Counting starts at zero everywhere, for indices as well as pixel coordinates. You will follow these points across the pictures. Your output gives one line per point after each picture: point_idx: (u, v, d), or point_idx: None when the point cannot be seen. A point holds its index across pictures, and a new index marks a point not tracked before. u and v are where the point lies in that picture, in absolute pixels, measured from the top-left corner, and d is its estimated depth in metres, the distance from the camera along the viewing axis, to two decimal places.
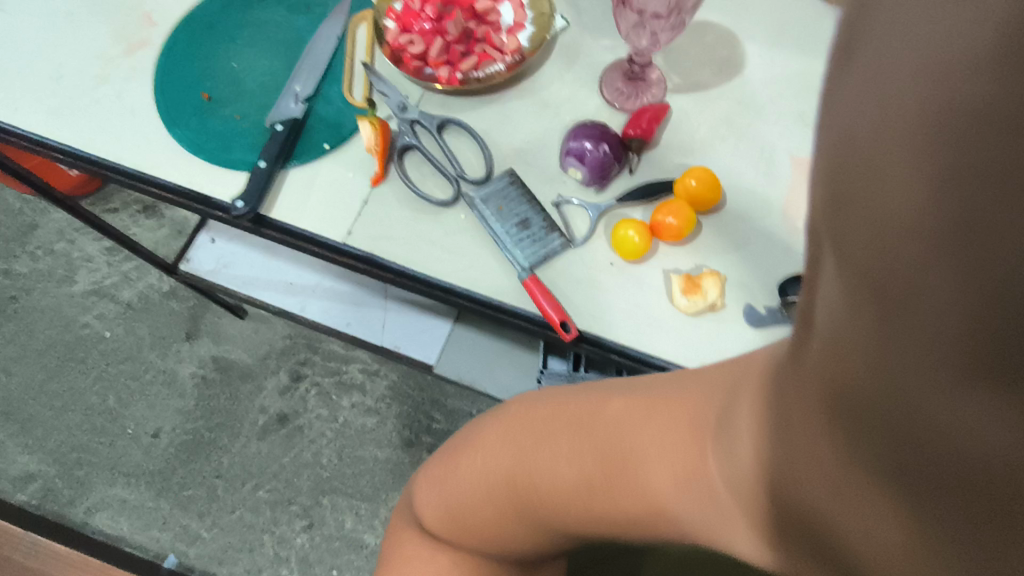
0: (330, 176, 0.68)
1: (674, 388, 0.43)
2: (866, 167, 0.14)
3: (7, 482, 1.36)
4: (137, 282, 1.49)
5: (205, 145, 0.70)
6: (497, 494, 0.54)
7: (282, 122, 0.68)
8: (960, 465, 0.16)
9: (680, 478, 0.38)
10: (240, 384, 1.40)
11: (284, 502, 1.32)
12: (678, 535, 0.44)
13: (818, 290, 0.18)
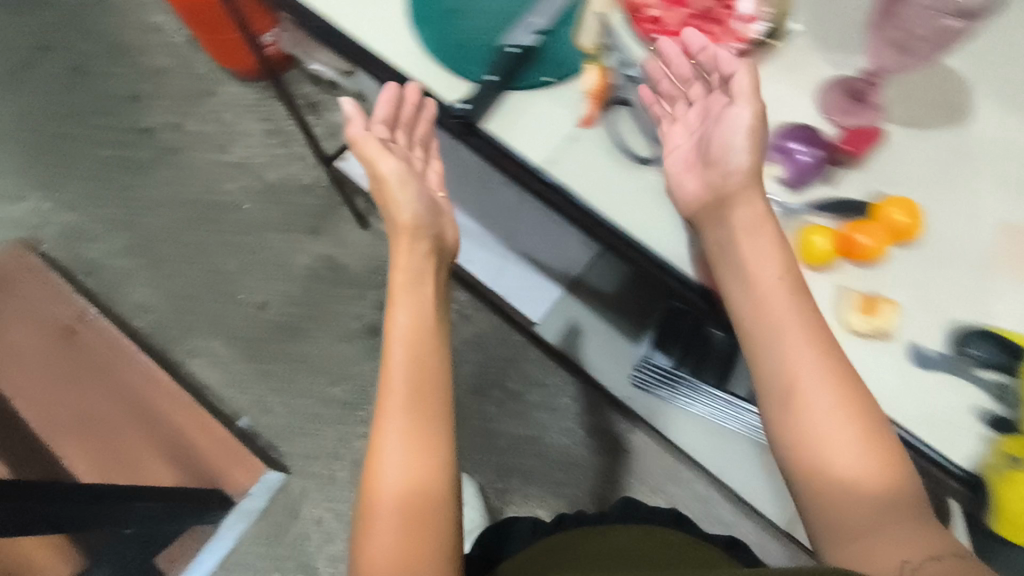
0: (544, 110, 0.73)
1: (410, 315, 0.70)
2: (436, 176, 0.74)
3: (125, 307, 1.48)
4: (282, 168, 1.60)
5: (449, 51, 0.76)
6: (424, 507, 0.59)
7: (515, 45, 0.73)
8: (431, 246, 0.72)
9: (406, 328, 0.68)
10: (346, 287, 1.49)
11: (354, 406, 1.39)
12: (407, 375, 0.63)
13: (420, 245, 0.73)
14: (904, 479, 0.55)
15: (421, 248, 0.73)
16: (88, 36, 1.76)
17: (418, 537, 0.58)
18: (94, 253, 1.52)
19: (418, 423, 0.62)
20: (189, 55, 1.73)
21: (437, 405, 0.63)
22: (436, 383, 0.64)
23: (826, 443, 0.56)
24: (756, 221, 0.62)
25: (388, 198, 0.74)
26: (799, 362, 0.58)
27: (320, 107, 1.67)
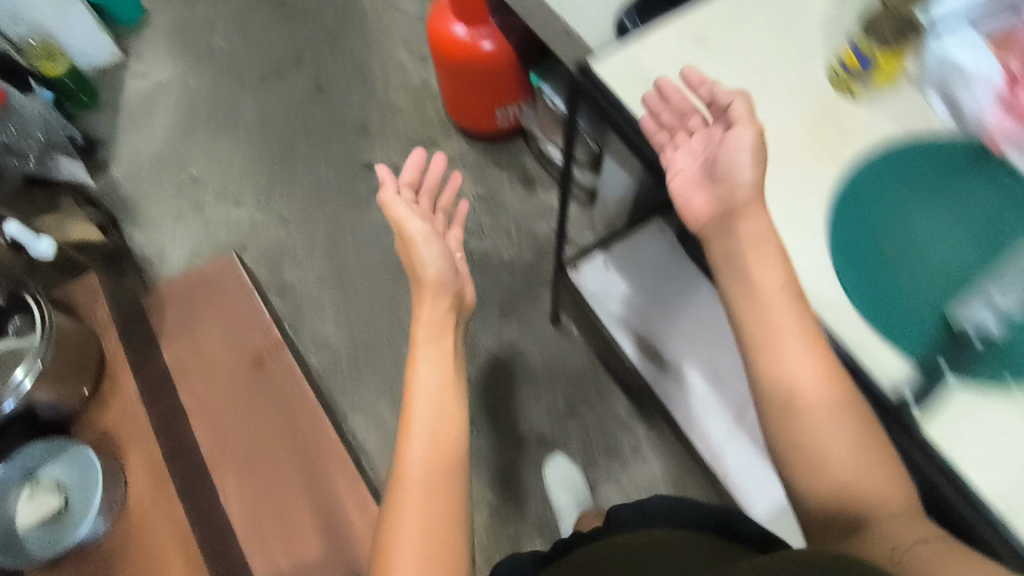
0: (994, 417, 0.63)
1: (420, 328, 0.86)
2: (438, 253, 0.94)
3: (306, 339, 1.46)
4: (486, 238, 1.56)
5: (876, 305, 0.69)
6: (442, 490, 0.70)
7: (976, 333, 0.66)
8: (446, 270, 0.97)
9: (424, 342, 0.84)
10: (522, 384, 1.41)
11: (504, 517, 1.30)
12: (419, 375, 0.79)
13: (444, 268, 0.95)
14: (899, 489, 0.59)
15: (442, 302, 0.90)
16: (338, 61, 1.81)
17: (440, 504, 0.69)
18: (292, 276, 1.53)
19: (438, 433, 0.74)
20: (424, 102, 1.74)
21: (451, 417, 0.76)
22: (451, 410, 0.77)
23: (824, 452, 0.60)
24: (763, 232, 0.67)
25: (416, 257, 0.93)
26: (799, 377, 0.63)
27: (536, 183, 1.61)
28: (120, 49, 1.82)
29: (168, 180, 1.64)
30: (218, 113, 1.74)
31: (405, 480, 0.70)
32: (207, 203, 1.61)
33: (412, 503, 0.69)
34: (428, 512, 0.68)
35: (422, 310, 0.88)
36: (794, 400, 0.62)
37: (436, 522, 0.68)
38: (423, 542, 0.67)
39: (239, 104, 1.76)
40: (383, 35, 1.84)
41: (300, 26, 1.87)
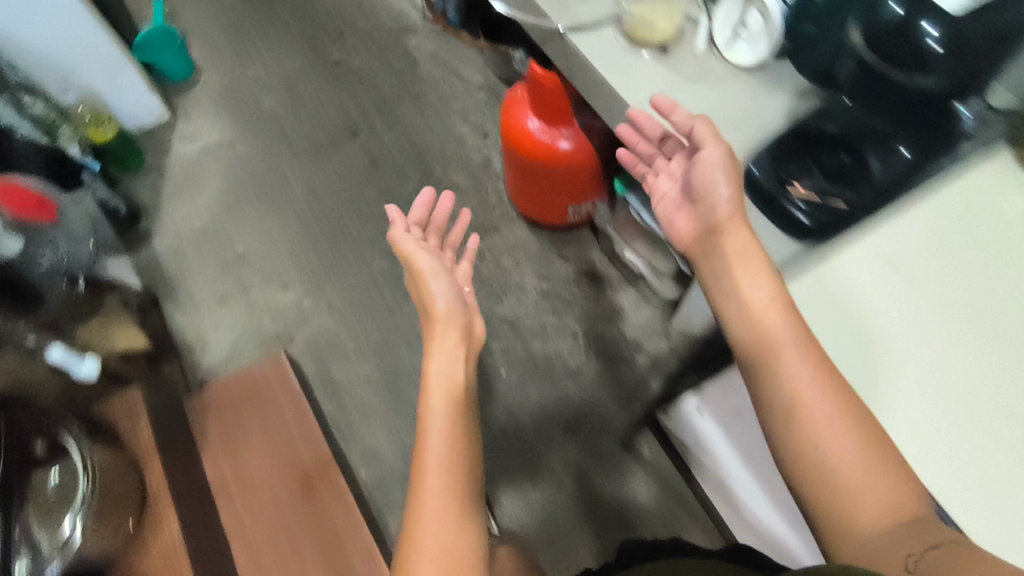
0: None
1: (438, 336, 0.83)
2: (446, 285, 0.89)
3: (355, 448, 1.36)
4: (551, 341, 1.45)
5: None
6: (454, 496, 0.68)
7: None
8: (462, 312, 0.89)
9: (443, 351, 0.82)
10: (589, 513, 1.31)
11: None
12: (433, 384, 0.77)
13: (453, 297, 0.87)
14: (910, 493, 0.58)
15: (451, 336, 0.83)
16: (394, 132, 1.72)
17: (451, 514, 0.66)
18: (341, 374, 1.42)
19: (444, 437, 0.72)
20: (484, 182, 1.65)
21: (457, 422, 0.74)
22: (452, 415, 0.74)
23: (825, 459, 0.61)
24: (746, 246, 0.75)
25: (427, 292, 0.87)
26: (792, 383, 0.65)
27: (604, 281, 1.52)
28: (168, 109, 1.74)
29: (213, 258, 1.55)
30: (267, 184, 1.65)
31: (417, 509, 0.67)
32: (253, 286, 1.52)
33: (432, 500, 0.67)
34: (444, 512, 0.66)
35: (433, 346, 0.81)
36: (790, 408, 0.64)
37: (449, 521, 0.66)
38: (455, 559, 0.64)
39: (289, 176, 1.67)
40: (442, 106, 1.75)
41: (356, 92, 1.78)
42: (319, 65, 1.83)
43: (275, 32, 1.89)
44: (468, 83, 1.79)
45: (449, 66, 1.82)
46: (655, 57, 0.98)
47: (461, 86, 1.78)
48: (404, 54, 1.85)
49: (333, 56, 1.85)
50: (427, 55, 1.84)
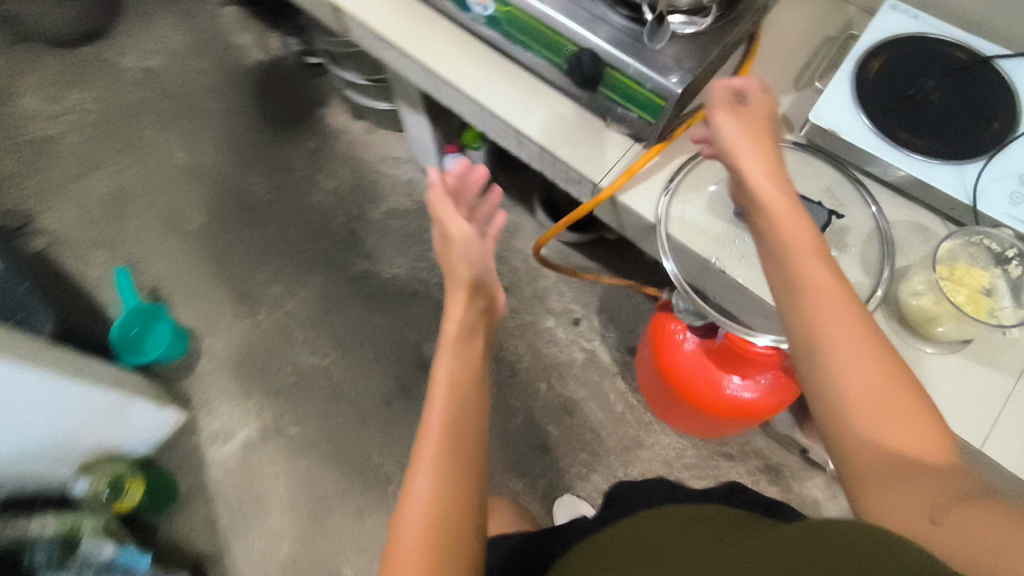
0: None
1: (453, 355, 0.79)
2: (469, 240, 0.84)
3: None
4: None
5: None
6: (441, 523, 0.64)
7: None
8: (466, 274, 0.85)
9: (454, 348, 0.80)
10: None
11: None
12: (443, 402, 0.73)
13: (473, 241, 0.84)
14: (939, 453, 0.51)
15: (473, 304, 0.84)
16: None
17: (440, 508, 0.64)
18: None
19: (447, 444, 0.69)
20: (602, 385, 1.38)
21: (464, 433, 0.72)
22: (461, 428, 0.72)
23: (852, 395, 0.54)
24: (773, 200, 0.65)
25: (451, 258, 0.85)
26: (818, 318, 0.58)
27: (786, 475, 1.29)
28: (183, 407, 1.36)
29: None
30: (346, 466, 1.33)
31: (404, 510, 0.65)
32: None
33: (420, 489, 0.66)
34: (428, 517, 0.64)
35: (452, 310, 0.83)
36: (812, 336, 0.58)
37: (456, 505, 0.66)
38: (432, 541, 0.62)
39: (371, 447, 1.34)
40: (513, 297, 1.46)
41: (404, 309, 1.45)
42: (345, 283, 1.48)
43: (272, 254, 1.52)
44: (532, 258, 1.48)
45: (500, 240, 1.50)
46: (955, 351, 0.75)
47: (525, 264, 1.47)
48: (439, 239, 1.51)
49: (357, 268, 1.50)
50: None
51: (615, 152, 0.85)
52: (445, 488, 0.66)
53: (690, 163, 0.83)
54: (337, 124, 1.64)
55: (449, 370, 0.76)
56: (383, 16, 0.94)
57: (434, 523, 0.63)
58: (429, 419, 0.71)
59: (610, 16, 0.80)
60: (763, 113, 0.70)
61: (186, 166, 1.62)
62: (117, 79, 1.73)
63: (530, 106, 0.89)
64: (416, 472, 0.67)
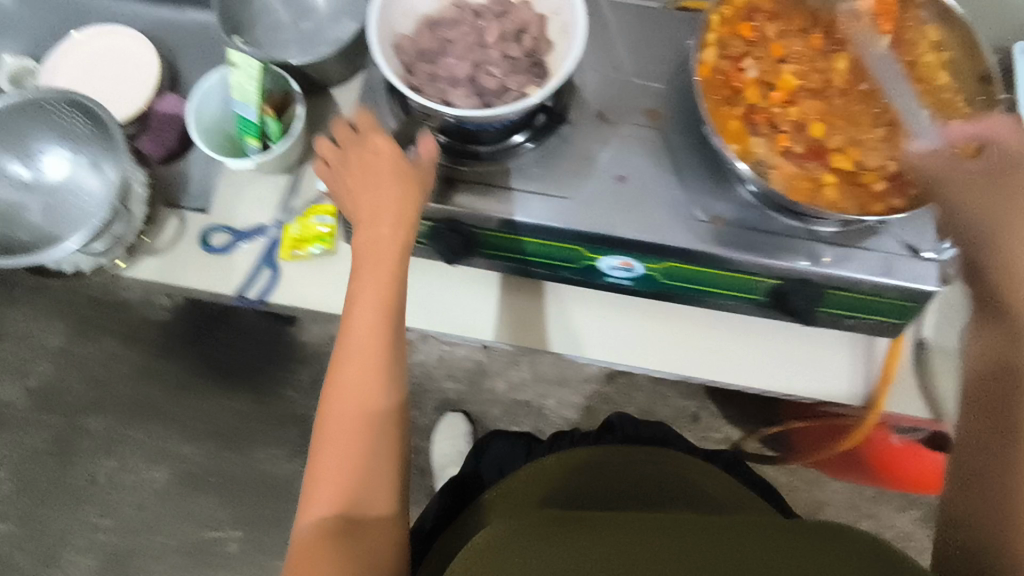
0: None
1: (362, 276, 0.63)
2: (360, 174, 0.62)
3: None
4: None
5: None
6: (359, 483, 0.60)
7: None
8: (355, 184, 0.62)
9: (366, 276, 0.62)
10: None
11: None
12: (348, 333, 0.63)
13: (372, 172, 0.62)
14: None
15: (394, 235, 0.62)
16: None
17: (354, 482, 0.60)
18: None
19: (365, 342, 0.62)
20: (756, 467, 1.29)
21: (377, 327, 0.62)
22: (380, 327, 0.62)
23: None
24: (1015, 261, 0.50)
25: (353, 190, 0.62)
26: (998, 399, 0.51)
27: None
28: None
29: None
30: None
31: (329, 407, 0.62)
32: None
33: (338, 403, 0.62)
34: (342, 481, 0.60)
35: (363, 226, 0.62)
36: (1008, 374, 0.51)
37: (349, 480, 0.60)
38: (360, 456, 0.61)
39: None
40: None
41: None
42: None
43: None
44: (617, 375, 1.32)
45: (575, 375, 1.33)
46: None
47: (616, 387, 1.31)
48: (511, 407, 1.31)
49: None
50: (536, 382, 1.32)
51: (780, 344, 0.71)
52: (371, 398, 0.62)
53: (948, 293, 0.72)
54: (318, 338, 1.32)
55: (369, 316, 0.62)
56: (460, 307, 0.72)
57: (355, 441, 0.61)
58: (355, 329, 0.62)
59: (807, 225, 0.64)
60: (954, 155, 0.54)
61: (173, 483, 1.27)
62: (4, 423, 1.29)
63: (682, 334, 0.71)
64: (336, 375, 0.63)
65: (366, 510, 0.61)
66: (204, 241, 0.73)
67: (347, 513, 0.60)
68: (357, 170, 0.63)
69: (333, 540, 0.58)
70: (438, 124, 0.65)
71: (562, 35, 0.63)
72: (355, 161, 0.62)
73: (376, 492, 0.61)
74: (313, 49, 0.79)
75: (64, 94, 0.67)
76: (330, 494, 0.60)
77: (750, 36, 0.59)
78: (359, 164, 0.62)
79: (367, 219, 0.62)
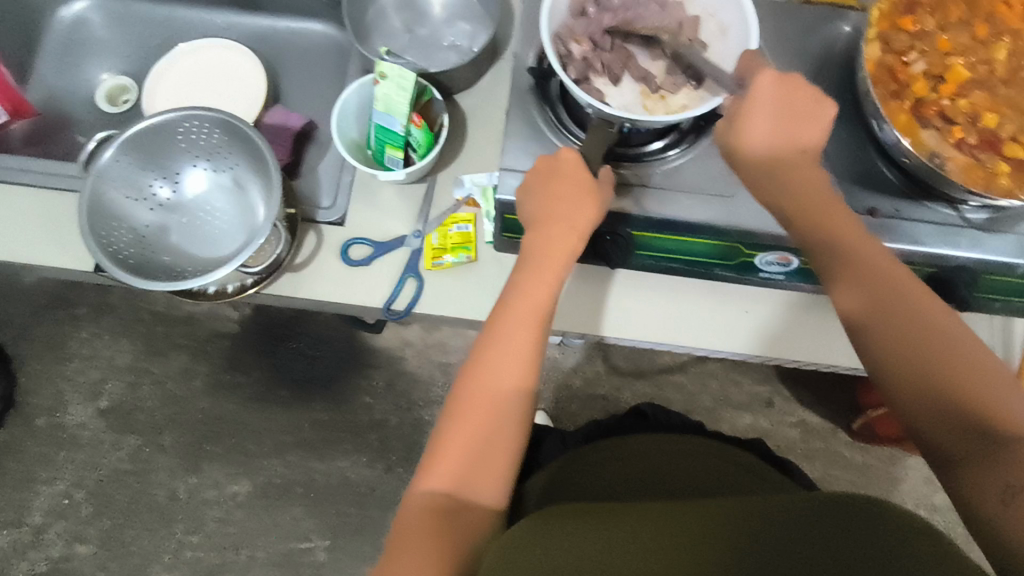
0: None
1: (530, 263, 0.58)
2: (547, 171, 0.59)
3: None
4: None
5: None
6: (483, 472, 0.52)
7: None
8: (540, 178, 0.59)
9: (536, 259, 0.58)
10: None
11: None
12: (497, 314, 0.57)
13: (559, 172, 0.58)
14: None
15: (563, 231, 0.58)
16: None
17: (477, 465, 0.52)
18: None
19: (519, 344, 0.56)
20: (832, 448, 1.31)
21: (536, 334, 0.57)
22: (540, 317, 0.57)
23: (971, 371, 0.48)
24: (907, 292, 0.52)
25: (540, 185, 0.59)
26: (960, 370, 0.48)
27: None
28: None
29: None
30: None
31: (461, 385, 0.56)
32: None
33: (475, 391, 0.55)
34: (463, 465, 0.52)
35: (539, 212, 0.58)
36: (880, 312, 0.51)
37: (468, 462, 0.52)
38: (487, 444, 0.53)
39: None
40: (699, 414, 1.32)
41: None
42: None
43: None
44: (689, 364, 1.34)
45: (648, 366, 1.34)
46: None
47: (690, 376, 1.33)
48: (589, 401, 1.32)
49: None
50: (610, 375, 1.33)
51: None
52: (514, 391, 0.55)
53: None
54: (391, 342, 1.32)
55: (537, 304, 0.57)
56: (594, 308, 0.73)
57: (492, 429, 0.53)
58: (511, 322, 0.56)
59: (958, 212, 0.64)
60: (775, 139, 0.55)
61: (255, 496, 1.26)
62: (78, 445, 1.27)
63: (753, 322, 0.73)
64: (481, 358, 0.56)
65: (474, 500, 0.52)
66: (343, 253, 0.72)
67: (458, 497, 0.51)
68: (544, 169, 0.59)
69: (435, 518, 0.50)
70: (618, 139, 0.66)
71: (719, 35, 0.63)
72: (545, 161, 0.59)
73: (488, 482, 0.53)
74: (434, 55, 0.79)
75: (212, 113, 0.67)
76: (447, 468, 0.52)
77: (912, 29, 0.61)
78: (552, 164, 0.59)
79: (548, 205, 0.58)
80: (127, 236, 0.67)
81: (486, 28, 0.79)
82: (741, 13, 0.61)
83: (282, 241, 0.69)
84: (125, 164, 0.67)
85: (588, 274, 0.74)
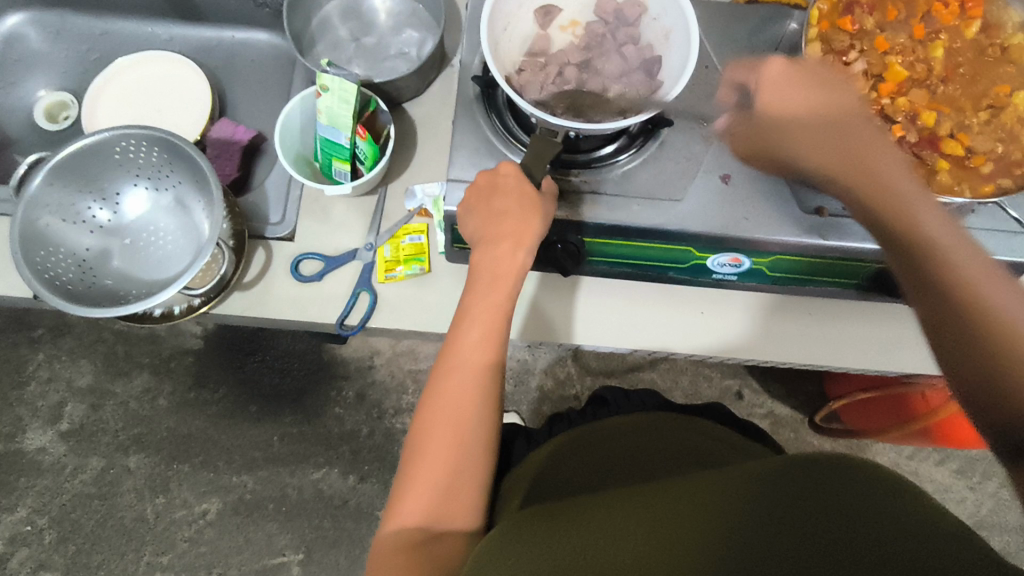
0: None
1: (484, 277, 0.58)
2: (488, 184, 0.58)
3: None
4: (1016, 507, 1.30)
5: None
6: (453, 498, 0.51)
7: None
8: (482, 192, 0.58)
9: (491, 274, 0.58)
10: None
11: None
12: (452, 335, 0.57)
13: (502, 184, 0.58)
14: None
15: (514, 242, 0.57)
16: None
17: (447, 491, 0.51)
18: None
19: (476, 367, 0.55)
20: (802, 438, 1.32)
21: (493, 354, 0.56)
22: (495, 328, 0.57)
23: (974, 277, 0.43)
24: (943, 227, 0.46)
25: (480, 201, 0.58)
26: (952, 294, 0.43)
27: None
28: None
29: None
30: None
31: (422, 412, 0.55)
32: None
33: (437, 413, 0.54)
34: (434, 491, 0.51)
35: (485, 228, 0.58)
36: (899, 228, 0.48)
37: (438, 489, 0.51)
38: (454, 468, 0.52)
39: None
40: None
41: None
42: None
43: None
44: (660, 361, 1.35)
45: (619, 365, 1.34)
46: None
47: (661, 373, 1.34)
48: (561, 402, 1.32)
49: None
50: (582, 375, 1.34)
51: (804, 318, 0.73)
52: (477, 409, 0.54)
53: None
54: (359, 351, 1.31)
55: (495, 313, 0.57)
56: (549, 315, 0.73)
57: (463, 451, 0.53)
58: (467, 340, 0.56)
59: None
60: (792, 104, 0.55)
61: (225, 513, 1.24)
62: (40, 470, 1.24)
63: (700, 319, 0.73)
64: (439, 378, 0.55)
65: (449, 527, 0.51)
66: (294, 269, 0.71)
67: (430, 528, 0.50)
68: (484, 183, 0.58)
69: (410, 553, 0.49)
70: (566, 146, 0.65)
71: (663, 40, 0.63)
72: (484, 175, 0.59)
73: (461, 504, 0.52)
74: (382, 64, 0.78)
75: (147, 131, 0.65)
76: (416, 499, 0.51)
77: (851, 29, 0.61)
78: (493, 177, 0.58)
79: (494, 218, 0.57)
80: (66, 261, 0.65)
81: (433, 34, 0.78)
82: (682, 14, 0.60)
83: (226, 260, 0.68)
84: (59, 187, 0.65)
85: (544, 282, 0.74)
